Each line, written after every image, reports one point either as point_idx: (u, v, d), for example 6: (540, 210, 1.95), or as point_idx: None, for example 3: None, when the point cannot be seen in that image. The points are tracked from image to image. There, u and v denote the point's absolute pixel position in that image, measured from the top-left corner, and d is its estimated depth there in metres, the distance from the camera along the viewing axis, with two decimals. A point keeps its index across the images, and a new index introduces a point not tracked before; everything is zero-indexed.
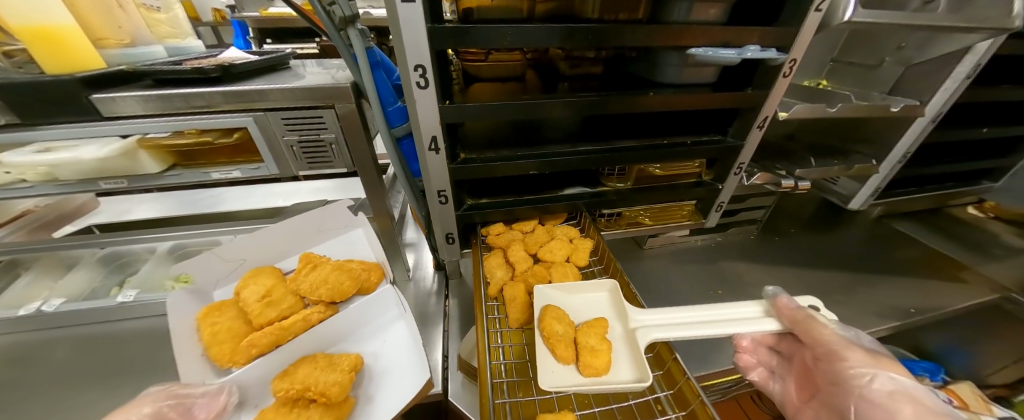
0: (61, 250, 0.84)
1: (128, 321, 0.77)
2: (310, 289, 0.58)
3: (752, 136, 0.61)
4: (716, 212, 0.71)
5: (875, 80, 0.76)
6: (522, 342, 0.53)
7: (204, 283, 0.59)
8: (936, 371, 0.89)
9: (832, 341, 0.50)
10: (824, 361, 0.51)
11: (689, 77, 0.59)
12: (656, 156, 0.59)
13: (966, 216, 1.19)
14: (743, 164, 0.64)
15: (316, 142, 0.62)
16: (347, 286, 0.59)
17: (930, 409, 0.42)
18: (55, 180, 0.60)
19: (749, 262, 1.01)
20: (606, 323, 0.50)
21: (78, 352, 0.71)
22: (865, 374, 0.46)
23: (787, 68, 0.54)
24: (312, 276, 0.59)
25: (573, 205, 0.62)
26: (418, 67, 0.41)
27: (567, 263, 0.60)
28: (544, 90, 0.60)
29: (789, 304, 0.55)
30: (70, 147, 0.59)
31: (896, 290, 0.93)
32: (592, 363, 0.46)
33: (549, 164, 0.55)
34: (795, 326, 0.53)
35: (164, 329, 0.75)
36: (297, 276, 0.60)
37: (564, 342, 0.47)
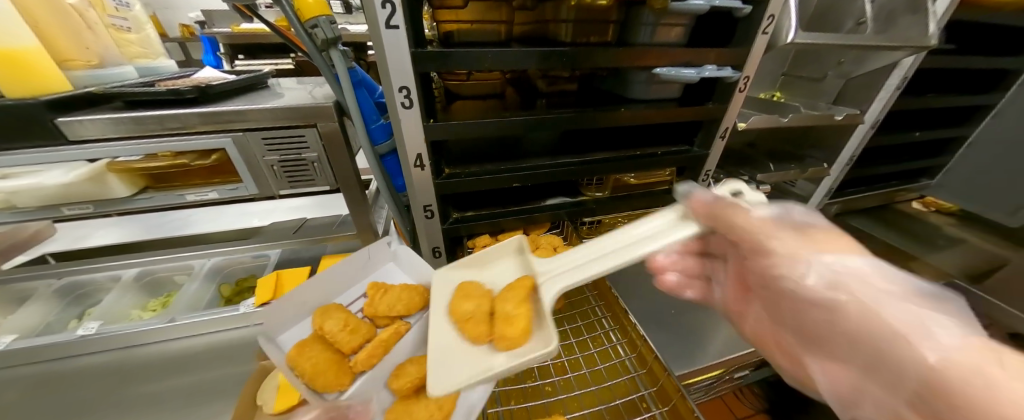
0: (12, 282, 0.78)
1: (87, 355, 0.72)
2: (386, 308, 0.57)
3: (716, 145, 0.66)
4: None
5: (821, 91, 0.84)
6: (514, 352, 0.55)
7: (274, 329, 0.54)
8: None
9: (756, 228, 0.47)
10: (760, 256, 0.48)
11: (656, 93, 0.63)
12: (631, 166, 0.63)
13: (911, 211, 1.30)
14: (710, 171, 0.69)
15: (297, 161, 0.62)
16: (419, 299, 0.59)
17: (883, 290, 0.37)
18: (11, 207, 0.57)
19: None
20: (527, 283, 0.51)
21: (29, 393, 0.65)
22: (801, 265, 0.43)
23: (742, 84, 0.59)
24: (386, 299, 0.58)
25: (555, 215, 0.65)
26: (403, 88, 0.43)
27: None
28: (525, 106, 0.63)
29: (703, 199, 0.51)
30: (30, 173, 0.56)
31: None
32: (507, 333, 0.46)
33: (531, 177, 0.58)
34: (713, 221, 0.50)
35: (130, 362, 0.71)
36: (370, 302, 0.58)
37: (472, 319, 0.49)
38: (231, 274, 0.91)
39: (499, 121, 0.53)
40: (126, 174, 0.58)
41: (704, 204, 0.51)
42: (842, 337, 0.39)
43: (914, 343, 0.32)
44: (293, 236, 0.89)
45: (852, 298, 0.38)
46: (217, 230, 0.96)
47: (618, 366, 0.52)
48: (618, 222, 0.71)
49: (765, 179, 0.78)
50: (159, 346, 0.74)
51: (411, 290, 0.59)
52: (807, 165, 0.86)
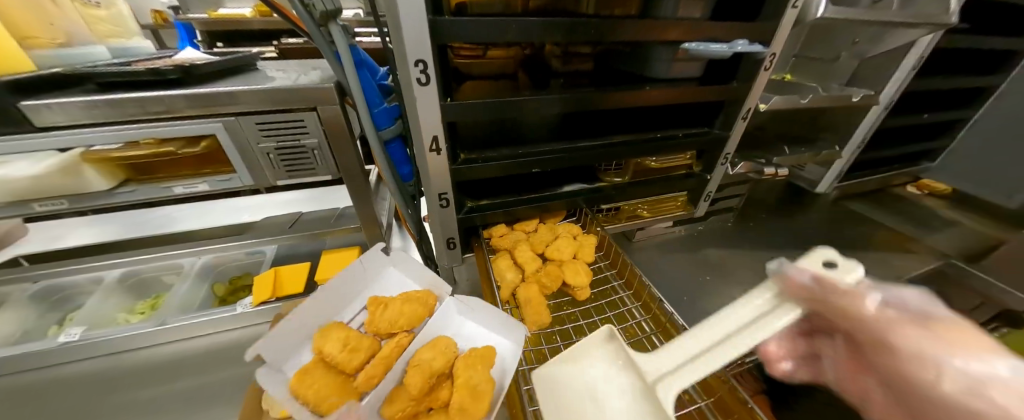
0: None
1: (70, 364, 0.67)
2: (388, 324, 0.53)
3: (737, 127, 0.63)
4: (705, 201, 0.73)
5: (834, 72, 0.82)
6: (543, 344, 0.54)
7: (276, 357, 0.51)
8: None
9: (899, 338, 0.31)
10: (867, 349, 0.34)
11: (678, 72, 0.60)
12: (652, 149, 0.60)
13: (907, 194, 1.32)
14: (730, 154, 0.67)
15: (296, 148, 0.57)
16: (423, 311, 0.55)
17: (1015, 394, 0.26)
18: None
19: (730, 248, 1.06)
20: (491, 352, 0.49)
21: (7, 407, 0.60)
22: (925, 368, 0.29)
23: (768, 61, 0.57)
24: (386, 315, 0.54)
25: (573, 202, 0.62)
26: (419, 62, 0.39)
27: (576, 260, 0.59)
28: (539, 86, 0.59)
29: (801, 280, 0.34)
30: None
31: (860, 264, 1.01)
32: (470, 405, 0.43)
33: (551, 161, 0.55)
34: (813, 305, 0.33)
35: (119, 369, 0.66)
36: (371, 318, 0.54)
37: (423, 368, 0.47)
38: (224, 273, 0.86)
39: (519, 100, 0.49)
40: (104, 164, 0.53)
41: (801, 288, 0.34)
42: (824, 309, 0.34)
43: (980, 393, 0.27)
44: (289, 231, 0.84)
45: (854, 288, 0.34)
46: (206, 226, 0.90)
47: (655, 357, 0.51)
48: (636, 208, 0.69)
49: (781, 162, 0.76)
50: (150, 350, 0.69)
51: (413, 300, 0.55)
52: (819, 147, 0.85)
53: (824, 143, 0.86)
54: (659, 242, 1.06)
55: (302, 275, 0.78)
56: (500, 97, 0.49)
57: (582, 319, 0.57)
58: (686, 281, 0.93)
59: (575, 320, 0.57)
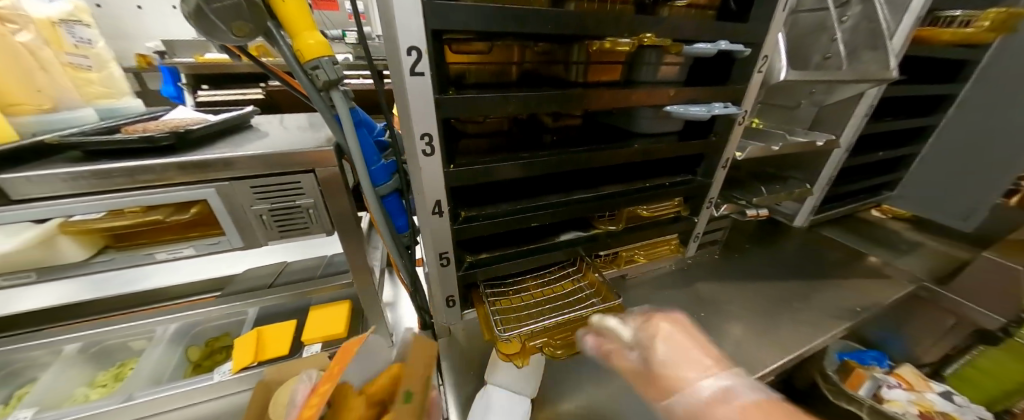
0: None
1: None
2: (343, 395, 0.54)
3: (717, 174, 0.68)
4: (694, 242, 0.76)
5: (796, 118, 0.90)
6: (504, 306, 0.58)
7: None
8: (882, 359, 1.16)
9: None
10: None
11: (660, 126, 0.64)
12: (642, 199, 0.63)
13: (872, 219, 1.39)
14: (714, 198, 0.71)
15: (290, 208, 0.56)
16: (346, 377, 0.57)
17: None
18: None
19: (718, 281, 1.09)
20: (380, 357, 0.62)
21: None
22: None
23: (741, 117, 0.62)
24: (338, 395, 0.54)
25: (571, 251, 0.63)
26: (425, 135, 0.40)
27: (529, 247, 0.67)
28: (531, 142, 0.62)
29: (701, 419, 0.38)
30: None
31: (841, 292, 1.05)
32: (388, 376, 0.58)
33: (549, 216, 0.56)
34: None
35: None
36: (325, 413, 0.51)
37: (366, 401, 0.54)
38: (200, 334, 0.80)
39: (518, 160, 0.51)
40: (82, 234, 0.50)
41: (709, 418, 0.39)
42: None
43: None
44: (275, 288, 0.80)
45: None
46: (182, 282, 0.85)
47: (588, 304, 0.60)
48: (632, 253, 0.70)
49: (762, 203, 0.81)
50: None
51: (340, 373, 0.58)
52: (792, 186, 0.91)
53: (795, 182, 0.92)
54: (650, 280, 1.08)
55: (286, 335, 0.74)
56: (498, 159, 0.51)
57: (540, 287, 0.63)
58: None
59: (528, 288, 0.63)
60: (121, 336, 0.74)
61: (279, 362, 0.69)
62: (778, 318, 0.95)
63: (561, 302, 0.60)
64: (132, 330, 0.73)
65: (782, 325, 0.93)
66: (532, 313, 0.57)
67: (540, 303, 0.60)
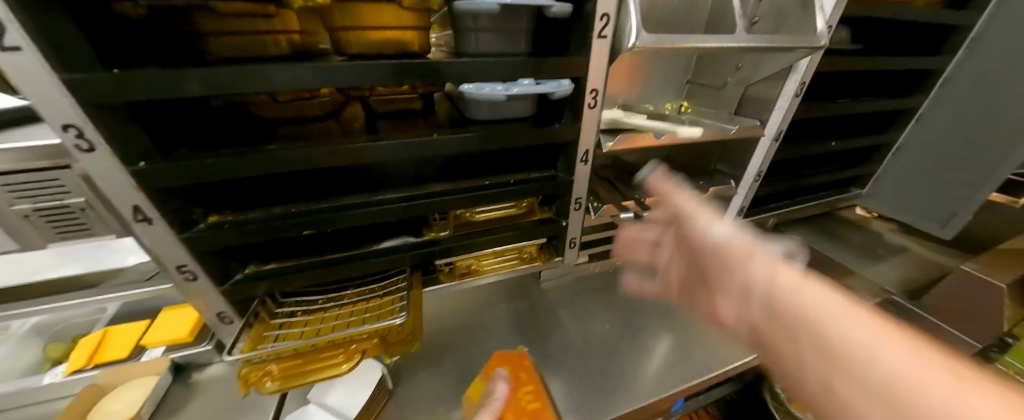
0: None
1: None
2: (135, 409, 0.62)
3: (579, 171, 0.55)
4: (571, 248, 0.65)
5: (723, 99, 0.75)
6: (299, 320, 0.51)
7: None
8: None
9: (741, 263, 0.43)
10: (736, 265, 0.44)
11: (501, 111, 0.53)
12: (470, 202, 0.52)
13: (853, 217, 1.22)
14: (582, 199, 0.59)
15: (59, 207, 0.50)
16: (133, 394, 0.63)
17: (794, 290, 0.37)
18: None
19: (647, 287, 0.97)
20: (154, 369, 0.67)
21: None
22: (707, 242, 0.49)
23: (589, 98, 0.49)
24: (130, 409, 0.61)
25: (390, 261, 0.54)
26: (68, 126, 0.32)
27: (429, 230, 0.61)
28: (346, 130, 0.53)
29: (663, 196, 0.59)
30: None
31: None
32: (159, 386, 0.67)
33: (326, 221, 0.46)
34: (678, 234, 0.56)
35: None
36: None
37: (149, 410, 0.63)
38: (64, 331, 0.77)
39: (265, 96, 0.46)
40: None
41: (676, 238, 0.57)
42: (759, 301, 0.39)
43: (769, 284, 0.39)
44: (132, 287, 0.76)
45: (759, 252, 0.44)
46: None
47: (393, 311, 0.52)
48: (471, 264, 0.61)
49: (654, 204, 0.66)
50: None
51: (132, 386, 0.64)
52: (715, 182, 0.77)
53: (721, 177, 0.78)
54: (567, 282, 0.98)
55: (132, 338, 0.70)
56: (234, 150, 0.42)
57: (357, 293, 0.56)
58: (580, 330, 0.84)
59: (342, 296, 0.56)
60: None
61: (115, 365, 0.66)
62: (698, 334, 0.84)
63: (370, 311, 0.53)
64: None
65: (702, 341, 0.82)
66: (322, 325, 0.50)
67: (343, 314, 0.53)
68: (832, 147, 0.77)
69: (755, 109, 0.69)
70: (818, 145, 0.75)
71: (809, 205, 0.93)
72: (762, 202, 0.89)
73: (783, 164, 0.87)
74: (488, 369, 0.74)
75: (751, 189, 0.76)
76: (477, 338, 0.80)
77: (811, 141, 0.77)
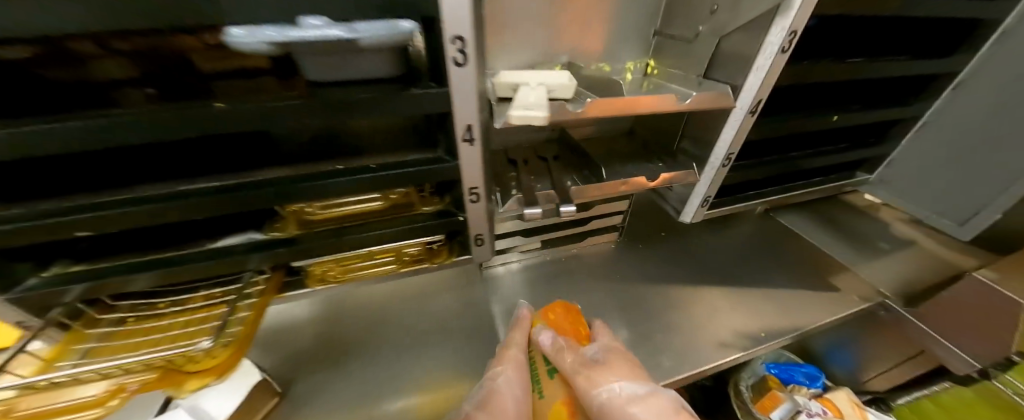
0: None
1: None
2: None
3: (465, 153, 0.42)
4: (480, 246, 0.53)
5: (693, 56, 0.58)
6: (132, 329, 0.46)
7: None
8: (815, 378, 0.96)
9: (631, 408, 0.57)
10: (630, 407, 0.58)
11: (340, 70, 0.37)
12: (312, 195, 0.41)
13: (858, 203, 1.06)
14: (478, 189, 0.46)
15: None
16: None
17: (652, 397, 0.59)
18: None
19: (602, 280, 0.87)
20: None
21: None
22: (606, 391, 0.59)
23: (455, 52, 0.34)
24: None
25: (230, 260, 0.45)
26: None
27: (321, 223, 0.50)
28: (148, 93, 0.39)
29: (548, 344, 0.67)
30: None
31: (759, 307, 0.80)
32: None
33: (106, 219, 0.36)
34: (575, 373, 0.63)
35: None
36: None
37: None
38: None
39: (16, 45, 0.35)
40: None
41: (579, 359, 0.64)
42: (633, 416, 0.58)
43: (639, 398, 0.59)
44: None
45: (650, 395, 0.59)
46: None
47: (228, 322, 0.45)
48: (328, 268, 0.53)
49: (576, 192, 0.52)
50: None
51: None
52: (676, 166, 0.62)
53: (686, 160, 0.63)
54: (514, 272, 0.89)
55: None
56: None
57: (207, 297, 0.50)
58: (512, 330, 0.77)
59: (191, 300, 0.50)
60: None
61: None
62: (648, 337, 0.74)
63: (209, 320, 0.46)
64: None
65: (650, 345, 0.73)
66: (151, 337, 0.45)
67: (182, 321, 0.47)
68: (834, 121, 0.60)
69: (730, 69, 0.52)
70: (815, 119, 0.58)
71: (803, 192, 0.78)
72: (742, 187, 0.74)
73: (774, 140, 0.70)
74: (404, 372, 0.70)
75: (722, 176, 0.61)
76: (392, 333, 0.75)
77: (808, 112, 0.60)
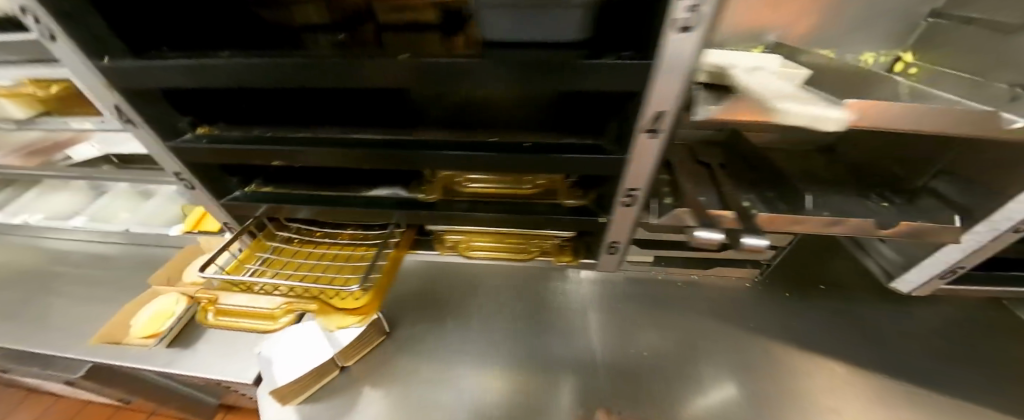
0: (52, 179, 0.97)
1: (98, 243, 0.94)
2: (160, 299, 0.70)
3: (642, 146, 0.33)
4: (611, 255, 0.47)
5: (1006, 50, 0.39)
6: (289, 257, 0.51)
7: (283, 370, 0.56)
8: None
9: None
10: None
11: (526, 30, 0.33)
12: (466, 165, 0.38)
13: None
14: (635, 192, 0.38)
15: None
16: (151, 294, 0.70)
17: None
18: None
19: (724, 321, 0.72)
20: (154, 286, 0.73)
21: (41, 286, 0.85)
22: None
23: (691, 14, 0.24)
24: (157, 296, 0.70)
25: (371, 213, 0.46)
26: (26, 11, 0.33)
27: (476, 190, 0.49)
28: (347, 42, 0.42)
29: None
30: None
31: None
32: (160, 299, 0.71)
33: (293, 155, 0.40)
34: None
35: (116, 264, 0.88)
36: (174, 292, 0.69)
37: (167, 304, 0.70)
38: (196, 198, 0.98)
39: None
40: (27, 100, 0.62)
41: None
42: None
43: None
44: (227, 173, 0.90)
45: None
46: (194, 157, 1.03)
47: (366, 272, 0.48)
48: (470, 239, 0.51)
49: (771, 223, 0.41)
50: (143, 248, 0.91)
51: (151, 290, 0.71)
52: (911, 210, 0.44)
53: (937, 205, 0.44)
54: (624, 281, 0.79)
55: None
56: (194, 57, 0.36)
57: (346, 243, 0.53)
58: (610, 340, 0.68)
59: (336, 242, 0.53)
60: None
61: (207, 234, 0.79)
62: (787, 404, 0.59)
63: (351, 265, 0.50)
64: None
65: None
66: (306, 265, 0.50)
67: (329, 260, 0.51)
68: None
69: None
70: None
71: None
72: (1006, 262, 0.50)
73: None
74: (493, 346, 0.67)
75: (999, 245, 0.41)
76: (483, 311, 0.73)
77: None
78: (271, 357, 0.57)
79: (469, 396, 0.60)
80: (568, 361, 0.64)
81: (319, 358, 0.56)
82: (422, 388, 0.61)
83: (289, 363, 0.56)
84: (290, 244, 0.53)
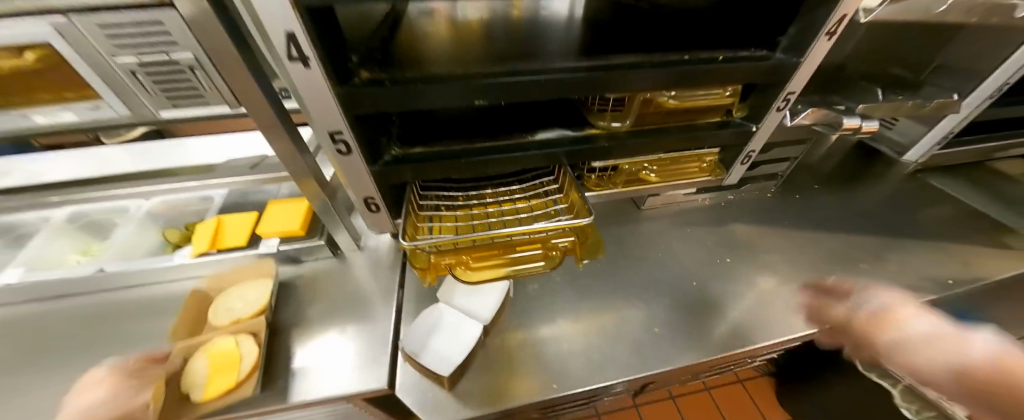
0: None
1: (32, 302, 0.68)
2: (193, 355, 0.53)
3: (817, 47, 0.40)
4: (742, 165, 0.54)
5: None
6: (453, 222, 0.44)
7: (440, 357, 0.53)
8: None
9: None
10: None
11: None
12: (670, 83, 0.40)
13: (1004, 172, 1.04)
14: (793, 95, 0.45)
15: (172, 67, 0.42)
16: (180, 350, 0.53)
17: None
18: None
19: (763, 225, 0.86)
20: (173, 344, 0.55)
21: None
22: None
23: None
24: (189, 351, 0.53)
25: (549, 156, 0.43)
26: None
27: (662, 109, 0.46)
28: None
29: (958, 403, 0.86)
30: None
31: (929, 258, 0.81)
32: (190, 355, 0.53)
33: (504, 88, 0.35)
34: None
35: (84, 320, 0.66)
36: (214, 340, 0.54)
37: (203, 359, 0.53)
38: (176, 218, 0.78)
39: None
40: None
41: None
42: None
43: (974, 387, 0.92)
44: None
45: None
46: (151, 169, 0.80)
47: (548, 213, 0.45)
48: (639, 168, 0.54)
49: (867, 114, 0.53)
50: (117, 292, 0.70)
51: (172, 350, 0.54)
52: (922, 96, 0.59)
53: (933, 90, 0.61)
54: (680, 213, 0.88)
55: (246, 226, 0.69)
56: None
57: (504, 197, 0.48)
58: (695, 260, 0.77)
59: (492, 199, 0.48)
60: (104, 213, 0.76)
61: (232, 252, 0.66)
62: (825, 276, 0.76)
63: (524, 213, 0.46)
64: (111, 207, 0.76)
65: (835, 286, 0.74)
66: (477, 223, 0.44)
67: (497, 214, 0.46)
68: None
69: None
70: None
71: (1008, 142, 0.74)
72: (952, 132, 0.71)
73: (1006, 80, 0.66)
74: (605, 288, 0.71)
75: None
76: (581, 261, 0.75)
77: None
78: (421, 349, 0.54)
79: (609, 330, 0.64)
80: (673, 280, 0.73)
81: (471, 337, 0.55)
82: (567, 338, 0.63)
83: (439, 352, 0.53)
84: (444, 210, 0.45)
